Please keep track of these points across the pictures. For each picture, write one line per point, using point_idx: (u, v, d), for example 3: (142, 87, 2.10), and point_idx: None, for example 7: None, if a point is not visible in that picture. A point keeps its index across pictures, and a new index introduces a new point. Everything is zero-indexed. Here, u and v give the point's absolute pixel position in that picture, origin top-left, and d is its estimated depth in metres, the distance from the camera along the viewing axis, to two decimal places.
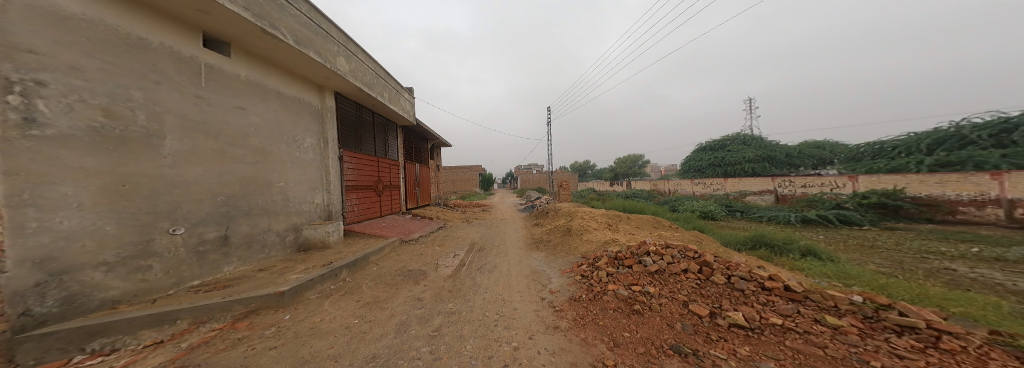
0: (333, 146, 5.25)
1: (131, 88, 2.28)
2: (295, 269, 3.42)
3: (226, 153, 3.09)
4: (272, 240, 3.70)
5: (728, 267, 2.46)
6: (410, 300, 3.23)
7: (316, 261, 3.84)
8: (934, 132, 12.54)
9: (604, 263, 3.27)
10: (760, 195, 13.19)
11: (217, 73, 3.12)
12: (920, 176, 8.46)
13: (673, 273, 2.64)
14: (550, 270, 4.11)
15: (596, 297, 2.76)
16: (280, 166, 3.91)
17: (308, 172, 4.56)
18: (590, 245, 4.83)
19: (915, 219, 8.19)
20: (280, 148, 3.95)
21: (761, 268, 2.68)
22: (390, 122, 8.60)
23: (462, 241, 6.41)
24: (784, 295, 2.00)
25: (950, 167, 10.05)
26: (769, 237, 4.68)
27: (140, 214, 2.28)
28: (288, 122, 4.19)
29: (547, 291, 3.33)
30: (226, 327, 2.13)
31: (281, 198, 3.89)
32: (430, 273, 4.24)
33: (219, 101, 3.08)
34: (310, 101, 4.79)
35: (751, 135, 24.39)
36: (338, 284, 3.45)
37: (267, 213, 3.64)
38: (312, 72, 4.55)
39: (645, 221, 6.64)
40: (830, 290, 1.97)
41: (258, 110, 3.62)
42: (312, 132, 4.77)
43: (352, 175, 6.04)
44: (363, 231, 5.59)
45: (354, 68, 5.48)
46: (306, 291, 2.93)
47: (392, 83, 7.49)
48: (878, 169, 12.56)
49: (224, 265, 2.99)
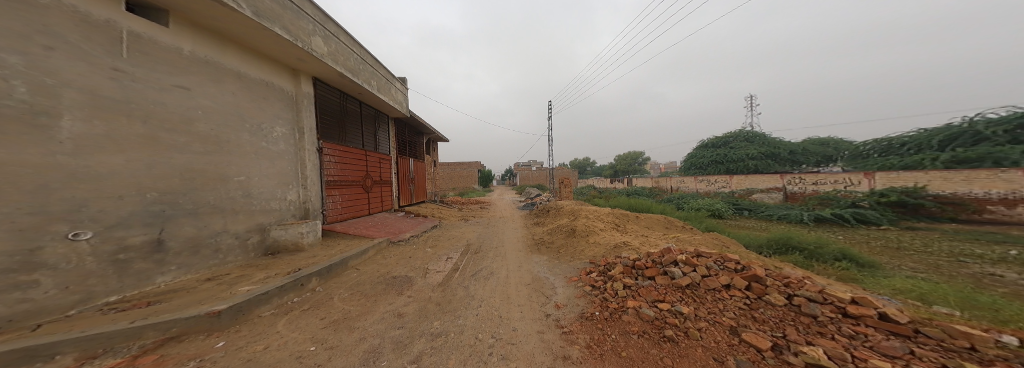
0: (310, 137, 4.69)
1: (4, 50, 1.74)
2: (252, 278, 2.92)
3: (158, 140, 2.56)
4: (228, 243, 3.19)
5: (788, 283, 1.82)
6: (388, 317, 2.72)
7: (282, 268, 3.33)
8: (946, 128, 12.07)
9: (620, 273, 2.79)
10: (768, 192, 12.68)
11: (146, 44, 2.57)
12: (944, 172, 7.97)
13: (710, 289, 2.06)
14: (555, 278, 3.61)
15: (614, 316, 2.26)
16: (240, 158, 3.38)
17: (279, 165, 4.03)
18: (598, 248, 4.31)
19: (937, 218, 7.73)
20: (239, 136, 3.40)
21: (823, 284, 2.08)
22: (381, 113, 8.04)
23: (456, 241, 5.90)
24: (882, 327, 1.35)
25: (968, 164, 9.57)
26: (799, 239, 4.17)
27: (20, 216, 1.75)
28: (253, 108, 3.64)
29: (552, 306, 2.83)
30: (122, 364, 1.60)
31: (241, 195, 3.37)
32: (417, 280, 3.73)
33: (150, 78, 2.55)
34: (282, 86, 4.22)
35: (754, 132, 23.95)
36: (305, 296, 2.95)
37: (220, 212, 3.13)
38: (282, 52, 3.98)
39: (654, 221, 6.11)
40: (954, 324, 1.34)
41: (208, 92, 3.08)
42: (284, 119, 4.21)
43: (335, 169, 5.50)
44: (347, 231, 5.04)
45: (334, 50, 4.88)
46: (256, 308, 2.44)
47: (381, 71, 6.88)
48: (890, 167, 12.08)
49: (156, 275, 2.50)
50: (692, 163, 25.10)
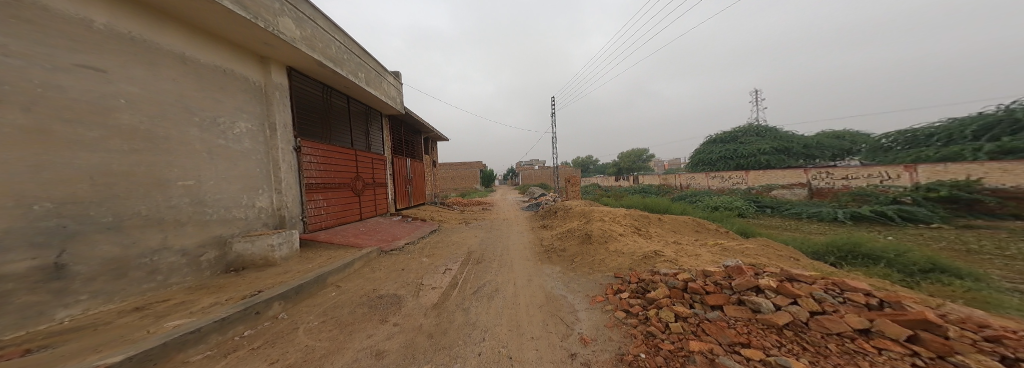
0: (285, 134, 4.07)
1: None
2: (193, 306, 2.27)
3: (54, 133, 1.89)
4: (171, 262, 2.57)
5: (995, 337, 1.10)
6: (364, 356, 2.07)
7: (241, 289, 2.71)
8: (980, 116, 11.01)
9: (666, 298, 2.11)
10: (790, 188, 11.82)
11: (34, 9, 1.87)
12: (1003, 164, 7.15)
13: (831, 334, 1.35)
14: (574, 297, 2.93)
15: (672, 365, 1.56)
16: (186, 158, 2.75)
17: (244, 166, 3.40)
18: (621, 257, 3.61)
19: (998, 215, 6.77)
20: (184, 131, 2.76)
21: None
22: (373, 110, 7.42)
23: (456, 249, 5.25)
24: None
25: (1016, 154, 8.61)
26: (869, 247, 3.45)
27: None
28: (204, 99, 3.00)
29: (577, 340, 2.15)
30: None
31: (187, 203, 2.74)
32: (408, 300, 3.10)
33: (40, 52, 1.87)
34: (245, 75, 3.56)
35: (765, 126, 22.94)
36: (261, 328, 2.31)
37: (158, 224, 2.49)
38: (245, 35, 3.30)
39: (680, 224, 5.37)
40: None
41: (137, 78, 2.42)
42: (250, 113, 3.58)
43: (319, 171, 4.89)
44: (331, 240, 4.41)
45: (309, 35, 4.20)
46: (180, 351, 1.80)
47: (370, 63, 6.26)
48: (925, 159, 10.97)
49: (55, 309, 1.84)
50: (699, 159, 24.14)
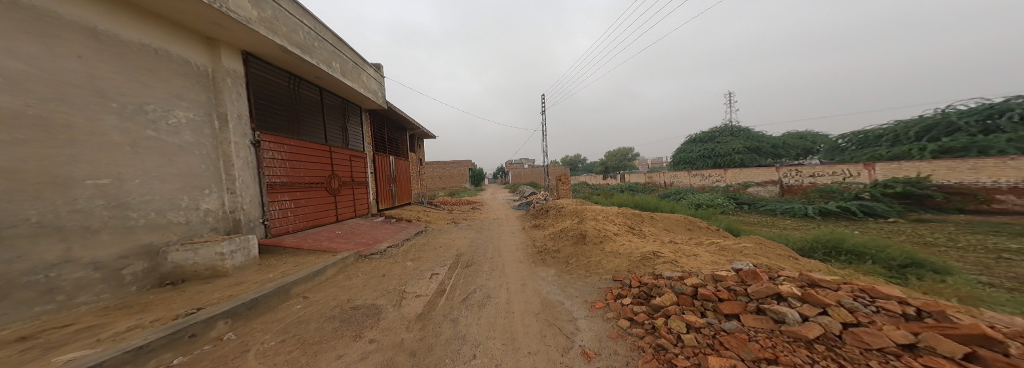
0: (240, 126, 3.53)
1: None
2: (104, 333, 1.81)
3: None
4: (77, 277, 2.06)
5: None
6: None
7: (176, 307, 2.24)
8: (921, 119, 12.11)
9: (676, 306, 1.94)
10: (764, 186, 12.44)
11: None
12: (948, 162, 7.81)
13: (871, 350, 1.21)
14: (573, 303, 2.71)
15: None
16: (99, 151, 2.23)
17: (183, 162, 2.87)
18: (618, 259, 3.47)
19: (945, 209, 7.45)
20: (97, 117, 2.24)
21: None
22: (352, 104, 6.85)
23: (444, 251, 4.91)
24: None
25: (954, 153, 9.51)
26: (853, 243, 3.53)
27: None
28: (126, 81, 2.47)
29: (579, 355, 1.92)
30: None
31: (101, 206, 2.23)
32: (388, 311, 2.76)
33: None
34: (185, 57, 3.03)
35: (738, 127, 24.20)
36: (198, 354, 1.89)
37: (59, 232, 1.98)
38: (185, 9, 2.77)
39: (672, 222, 5.35)
40: None
41: (22, 48, 1.89)
42: (192, 100, 3.04)
43: (285, 168, 4.35)
44: (299, 246, 3.92)
45: (269, 16, 3.64)
46: None
47: (347, 53, 5.73)
48: (878, 158, 11.79)
49: None
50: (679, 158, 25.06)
